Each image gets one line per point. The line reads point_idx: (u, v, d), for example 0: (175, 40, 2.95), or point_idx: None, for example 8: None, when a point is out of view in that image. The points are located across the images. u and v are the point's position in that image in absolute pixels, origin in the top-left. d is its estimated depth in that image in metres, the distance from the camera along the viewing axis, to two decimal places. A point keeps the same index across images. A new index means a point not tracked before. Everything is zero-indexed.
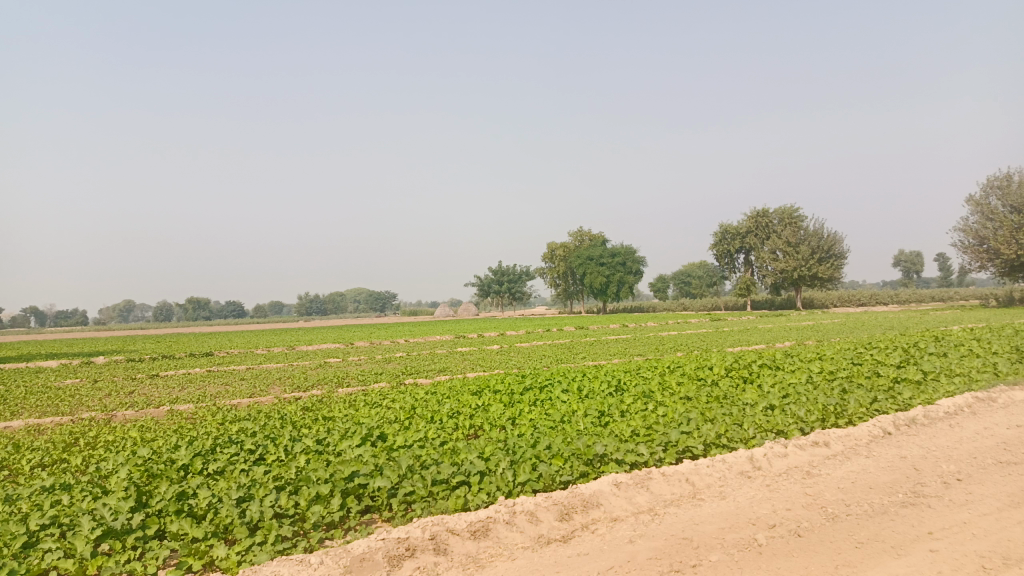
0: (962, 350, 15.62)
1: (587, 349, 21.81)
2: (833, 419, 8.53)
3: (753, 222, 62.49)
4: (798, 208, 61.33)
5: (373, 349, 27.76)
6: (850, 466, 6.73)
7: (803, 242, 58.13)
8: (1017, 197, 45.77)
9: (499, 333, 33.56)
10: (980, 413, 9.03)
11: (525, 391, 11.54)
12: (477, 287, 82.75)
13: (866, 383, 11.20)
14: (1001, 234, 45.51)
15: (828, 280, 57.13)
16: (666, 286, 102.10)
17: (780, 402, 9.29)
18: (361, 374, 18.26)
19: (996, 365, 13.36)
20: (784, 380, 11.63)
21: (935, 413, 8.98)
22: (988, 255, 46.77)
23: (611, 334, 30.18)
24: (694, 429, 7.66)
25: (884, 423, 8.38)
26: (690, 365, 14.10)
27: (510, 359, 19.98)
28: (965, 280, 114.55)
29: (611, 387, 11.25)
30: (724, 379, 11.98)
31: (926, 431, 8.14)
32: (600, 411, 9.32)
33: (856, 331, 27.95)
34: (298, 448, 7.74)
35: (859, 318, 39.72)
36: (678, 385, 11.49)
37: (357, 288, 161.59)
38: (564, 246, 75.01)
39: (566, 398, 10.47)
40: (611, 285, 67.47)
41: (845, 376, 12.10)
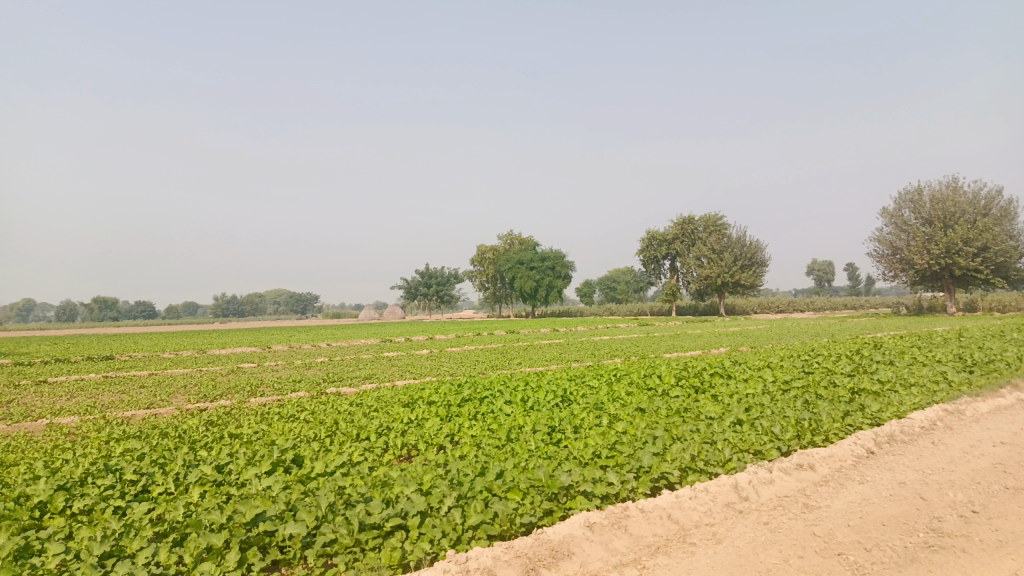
0: (907, 358, 15.24)
1: (522, 354, 20.70)
2: (810, 436, 7.66)
3: (680, 228, 62.85)
4: (722, 216, 62.10)
5: (292, 354, 25.91)
6: (847, 495, 5.84)
7: (726, 249, 58.90)
8: (929, 210, 47.32)
9: (427, 337, 32.14)
10: (957, 429, 8.39)
11: (462, 403, 10.29)
12: (403, 289, 80.68)
13: (827, 395, 10.41)
14: (914, 245, 47.08)
15: (750, 287, 58.06)
16: (592, 291, 102.68)
17: (747, 416, 8.36)
18: (278, 382, 16.63)
19: (946, 374, 12.90)
20: (741, 390, 10.79)
21: (910, 429, 8.29)
22: (901, 265, 48.33)
23: (543, 340, 29.09)
24: (664, 450, 6.63)
25: (865, 442, 7.60)
26: (637, 372, 13.15)
27: (440, 365, 18.72)
28: (871, 289, 119.73)
29: (557, 397, 10.16)
30: (678, 387, 11.04)
31: (911, 450, 7.38)
32: (550, 427, 8.20)
33: (787, 337, 27.95)
34: (191, 478, 6.33)
35: (783, 325, 40.13)
36: (629, 396, 10.48)
37: (278, 290, 156.52)
38: (493, 249, 73.82)
39: (510, 411, 9.30)
40: (541, 289, 66.76)
41: (802, 386, 11.39)
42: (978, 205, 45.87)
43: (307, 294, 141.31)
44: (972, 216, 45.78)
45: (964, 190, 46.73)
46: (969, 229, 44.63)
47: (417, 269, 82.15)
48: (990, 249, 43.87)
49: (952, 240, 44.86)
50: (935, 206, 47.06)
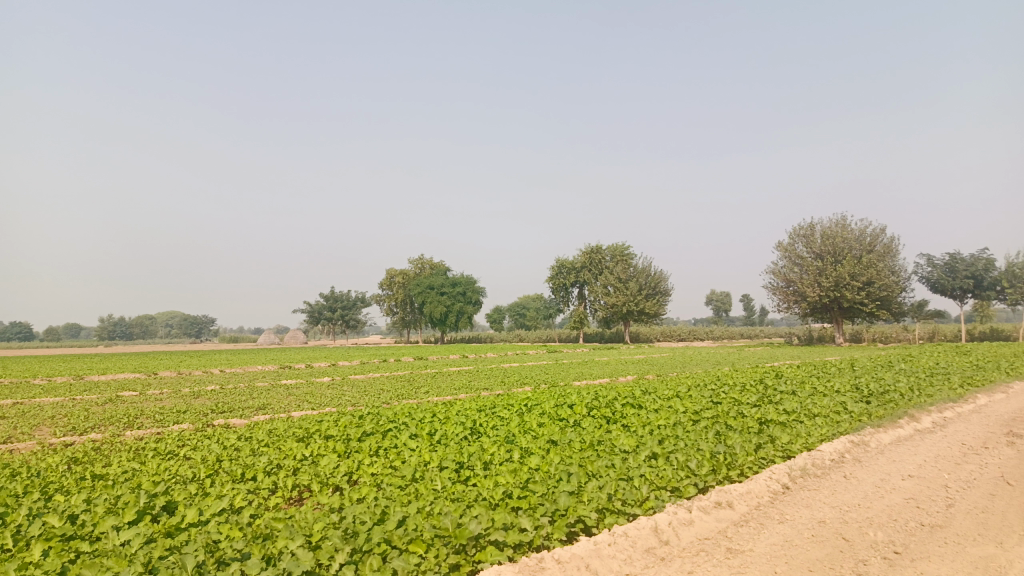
0: (809, 388, 15.52)
1: (429, 383, 19.94)
2: (725, 471, 7.37)
3: (587, 257, 63.74)
4: (629, 246, 63.49)
5: (180, 381, 24.06)
6: (769, 536, 5.56)
7: (632, 278, 60.07)
8: (819, 245, 49.88)
9: (330, 364, 30.74)
10: (865, 462, 8.40)
11: (362, 437, 9.53)
12: (306, 313, 77.92)
13: (737, 426, 10.26)
14: (807, 278, 49.36)
15: (654, 316, 59.38)
16: (502, 318, 102.73)
17: (662, 448, 7.88)
18: (160, 413, 15.20)
19: (847, 404, 13.14)
20: (652, 419, 10.51)
21: (821, 463, 8.22)
22: (794, 297, 50.50)
23: (451, 367, 28.41)
24: (579, 489, 6.17)
25: (780, 476, 7.43)
26: (547, 402, 12.70)
27: (342, 394, 17.70)
28: (764, 320, 125.45)
29: (466, 430, 9.59)
30: (590, 418, 10.63)
31: (824, 484, 7.26)
32: (458, 463, 7.63)
33: (690, 366, 28.38)
34: (35, 532, 5.39)
35: (686, 353, 40.96)
36: (540, 428, 10.03)
37: (171, 313, 148.59)
38: (402, 273, 72.50)
39: (416, 445, 8.67)
40: (450, 315, 66.01)
41: (712, 416, 11.24)
42: (862, 242, 48.78)
43: (203, 317, 134.77)
44: (858, 252, 48.61)
45: (850, 228, 49.63)
46: (855, 265, 47.33)
47: (321, 292, 79.67)
48: (874, 283, 46.66)
49: (840, 274, 47.41)
50: (825, 241, 49.59)
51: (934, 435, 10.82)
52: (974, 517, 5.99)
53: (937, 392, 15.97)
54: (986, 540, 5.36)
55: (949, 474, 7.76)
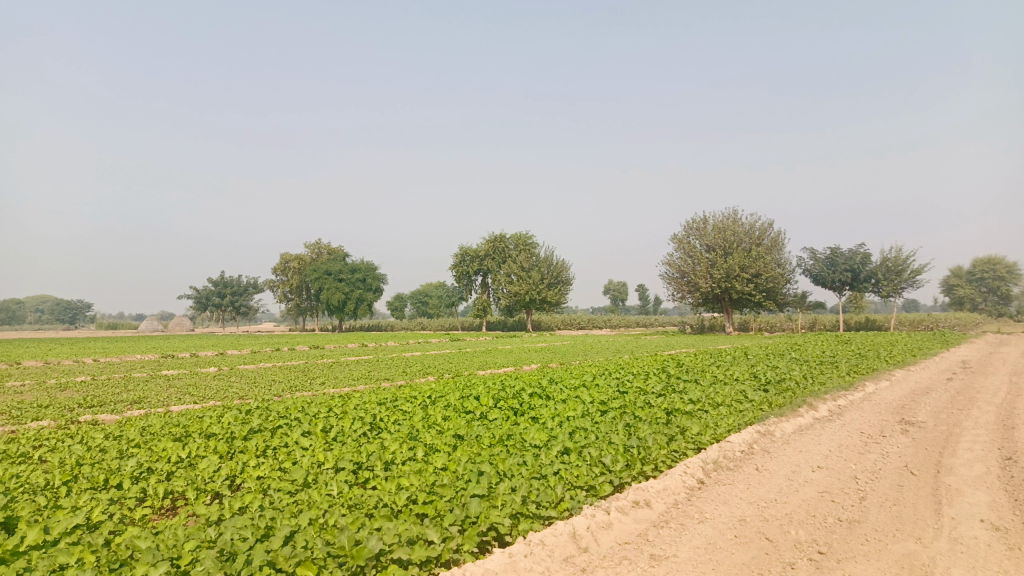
0: (710, 377, 15.65)
1: (325, 373, 18.93)
2: (640, 466, 6.92)
3: (491, 246, 63.34)
4: (532, 235, 63.58)
5: (45, 373, 21.86)
6: (691, 539, 5.25)
7: (534, 267, 60.26)
8: (711, 238, 51.52)
9: (217, 353, 28.90)
10: (774, 453, 8.34)
11: (248, 436, 8.65)
12: (193, 300, 73.70)
13: (646, 416, 9.83)
14: (699, 269, 50.81)
15: (555, 305, 59.90)
16: (402, 306, 101.19)
17: (574, 442, 7.41)
18: (18, 407, 13.57)
19: (747, 393, 13.26)
20: (559, 409, 10.06)
21: (732, 455, 8.06)
22: (688, 288, 51.92)
23: (350, 356, 27.28)
24: (490, 492, 5.65)
25: (695, 470, 7.19)
26: (450, 393, 12.08)
27: (230, 385, 16.48)
28: (659, 309, 129.75)
29: (364, 426, 8.87)
30: (497, 410, 10.13)
31: (738, 478, 7.08)
32: (354, 465, 6.94)
33: (592, 354, 28.55)
34: None
35: (586, 341, 41.37)
36: (445, 422, 9.42)
37: (42, 298, 137.61)
38: (298, 257, 69.77)
39: (308, 444, 7.92)
40: (349, 302, 64.17)
41: (620, 404, 10.92)
42: (752, 235, 50.87)
43: (79, 303, 125.61)
44: (747, 245, 50.63)
45: (741, 222, 51.60)
46: (744, 257, 49.22)
47: (210, 277, 75.59)
48: (761, 275, 48.75)
49: (730, 266, 49.14)
50: (717, 235, 51.28)
51: (832, 424, 11.01)
52: (887, 510, 5.92)
53: (828, 380, 16.54)
54: (905, 535, 5.25)
55: (855, 464, 7.79)
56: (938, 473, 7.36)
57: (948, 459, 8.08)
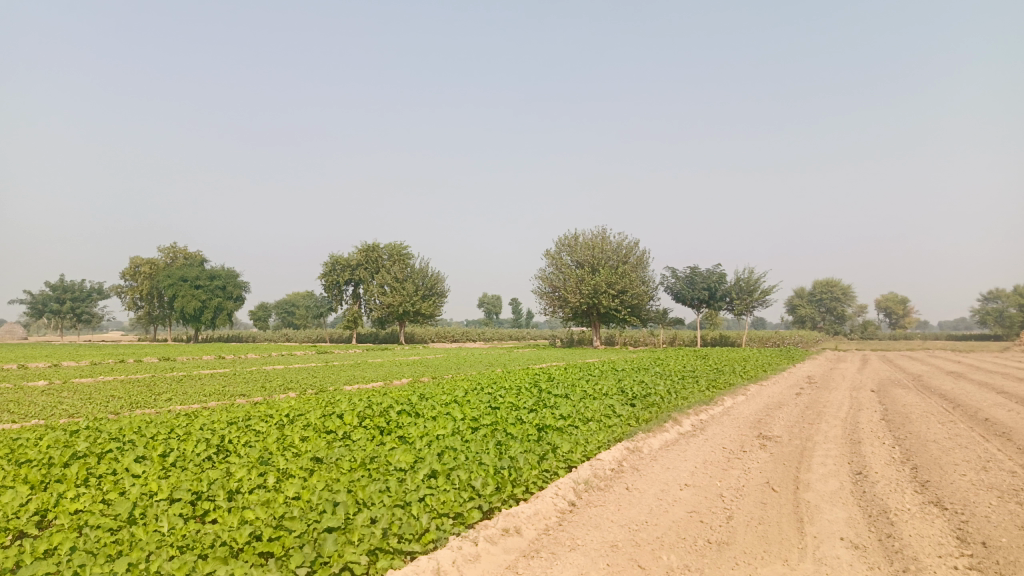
0: (580, 391, 15.60)
1: (173, 388, 17.35)
2: (510, 489, 6.54)
3: (363, 255, 61.77)
4: (406, 246, 62.63)
5: None
6: (562, 570, 4.96)
7: (407, 279, 59.35)
8: (581, 254, 52.75)
9: (49, 365, 26.02)
10: (644, 471, 8.25)
11: (69, 462, 7.56)
12: (26, 305, 66.79)
13: (518, 433, 9.16)
14: (570, 284, 51.72)
15: (428, 317, 59.26)
16: (267, 316, 96.79)
17: (442, 464, 6.94)
18: None
19: (617, 406, 13.23)
20: (427, 428, 9.51)
21: (603, 474, 7.89)
22: (559, 302, 52.72)
23: (204, 369, 25.39)
24: (346, 525, 5.11)
25: (566, 491, 6.92)
26: (311, 411, 11.23)
27: (60, 401, 14.71)
28: (531, 323, 131.61)
29: (210, 450, 7.99)
30: (361, 429, 9.47)
31: (609, 499, 6.90)
32: (193, 496, 6.14)
33: (463, 368, 28.19)
34: None
35: (458, 354, 40.90)
36: (302, 444, 8.68)
37: None
38: (151, 262, 65.04)
39: (142, 471, 7.00)
40: (207, 311, 60.50)
41: (491, 419, 10.49)
42: (619, 253, 52.62)
43: None
44: (614, 263, 52.30)
45: (609, 240, 53.25)
46: (611, 274, 50.77)
47: (48, 280, 68.92)
48: (627, 292, 50.54)
49: (598, 282, 50.46)
50: (587, 251, 52.54)
51: (697, 439, 11.19)
52: (754, 530, 5.92)
53: (690, 395, 17.02)
54: (773, 558, 5.21)
55: (721, 481, 7.83)
56: (798, 489, 7.52)
57: (806, 474, 8.32)
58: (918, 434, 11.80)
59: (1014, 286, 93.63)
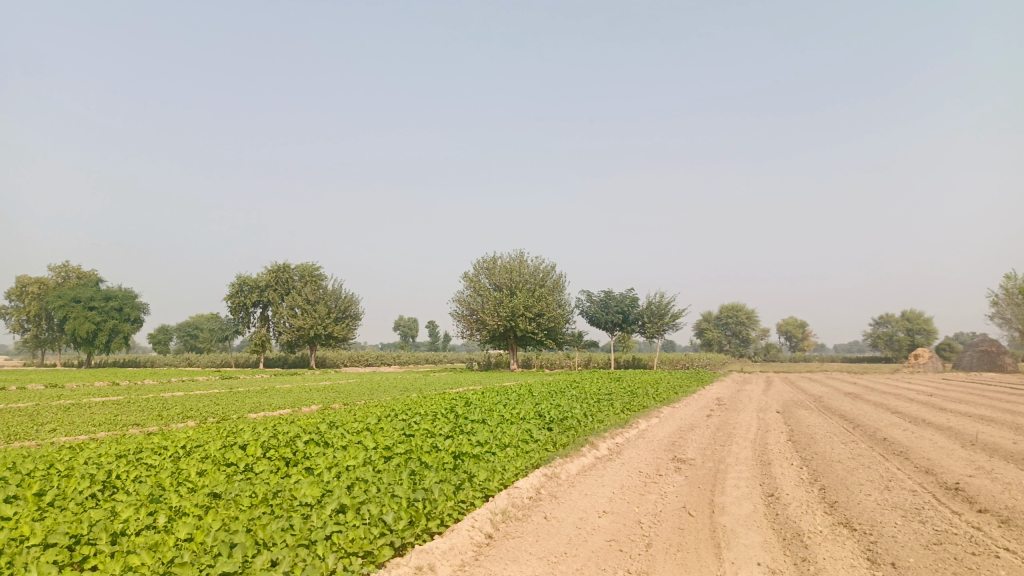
0: (497, 416, 15.32)
1: (58, 417, 16.00)
2: (425, 523, 6.23)
3: (273, 276, 59.81)
4: (318, 267, 61.10)
5: None
6: None
7: (320, 301, 57.80)
8: (499, 278, 52.73)
9: None
10: (561, 498, 8.10)
11: None
12: None
13: (433, 462, 8.81)
14: (487, 307, 51.52)
15: (341, 340, 57.87)
16: (168, 340, 92.19)
17: (352, 498, 6.56)
18: None
19: (534, 431, 13.02)
20: (336, 459, 9.04)
21: (521, 503, 7.67)
22: (476, 325, 52.34)
23: (96, 396, 23.65)
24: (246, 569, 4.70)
25: (483, 522, 6.65)
26: (211, 442, 10.51)
27: None
28: (447, 346, 130.72)
29: (95, 488, 7.32)
30: (265, 461, 8.93)
31: (527, 530, 6.68)
32: (72, 542, 5.55)
33: (377, 392, 27.46)
34: None
35: (372, 379, 39.88)
36: (199, 479, 8.06)
37: None
38: (40, 282, 60.89)
39: (14, 513, 6.31)
40: (102, 334, 57.06)
41: (404, 447, 10.09)
42: (536, 277, 53.02)
43: None
44: (531, 286, 52.62)
45: (527, 263, 53.54)
46: (528, 297, 51.00)
47: None
48: (543, 315, 50.93)
49: (515, 305, 50.55)
50: (505, 274, 52.59)
51: (613, 464, 11.16)
52: (673, 558, 5.83)
53: (606, 419, 17.04)
54: None
55: (637, 507, 7.75)
56: (713, 513, 7.52)
57: (720, 497, 8.36)
58: (823, 454, 12.18)
59: (902, 311, 100.12)
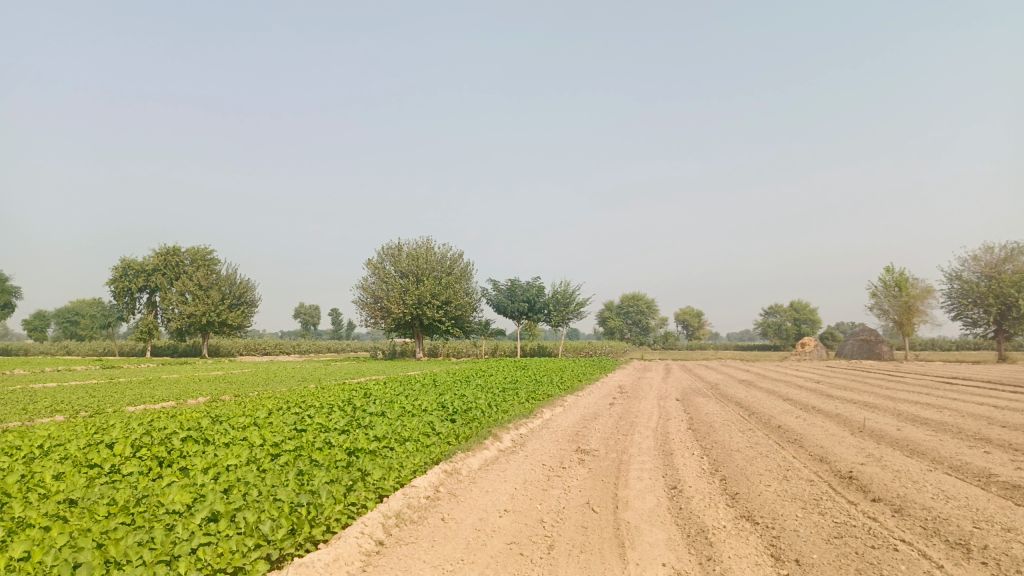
0: (396, 408, 14.64)
1: None
2: (308, 531, 5.67)
3: (161, 259, 56.55)
4: (211, 251, 58.25)
5: None
6: None
7: (213, 286, 55.00)
8: (405, 265, 51.62)
9: None
10: (461, 497, 7.67)
11: None
12: None
13: (324, 460, 8.19)
14: (392, 295, 50.24)
15: (236, 328, 55.40)
16: (46, 327, 85.82)
17: (226, 505, 5.91)
18: None
19: (437, 423, 12.49)
20: (216, 458, 8.25)
21: (417, 504, 7.20)
22: (381, 313, 50.84)
23: None
24: None
25: (373, 529, 6.14)
26: (75, 441, 9.43)
27: None
28: (350, 334, 128.13)
29: None
30: (134, 462, 8.07)
31: (423, 534, 6.22)
32: None
33: (273, 383, 26.15)
34: None
35: (269, 369, 38.18)
36: (53, 484, 7.13)
37: None
38: None
39: None
40: None
41: (293, 443, 9.35)
42: (443, 265, 52.43)
43: None
44: (438, 274, 52.00)
45: (433, 251, 52.74)
46: (435, 285, 50.35)
47: None
48: (450, 303, 50.52)
49: (422, 293, 49.77)
50: (411, 262, 51.53)
51: (516, 456, 10.82)
52: (575, 560, 5.52)
53: (511, 409, 16.71)
54: None
55: (539, 505, 7.42)
56: (617, 508, 7.28)
57: (624, 491, 8.16)
58: (722, 443, 12.30)
59: (790, 302, 105.73)
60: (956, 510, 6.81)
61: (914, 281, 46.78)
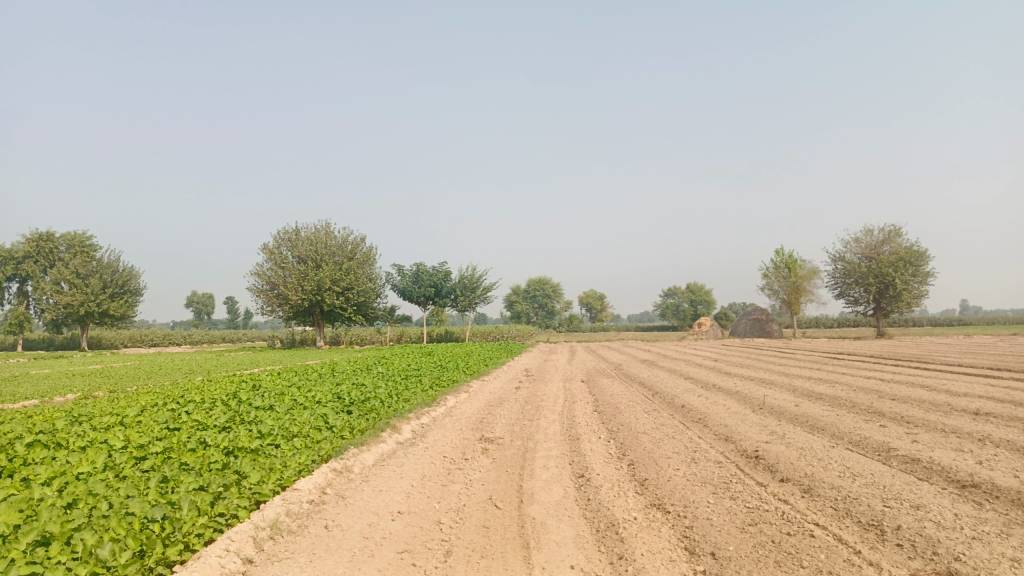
0: (288, 401, 13.62)
1: None
2: (162, 551, 4.84)
3: (33, 245, 52.19)
4: (90, 236, 54.25)
5: None
6: None
7: (92, 274, 51.02)
8: (303, 250, 49.45)
9: None
10: (349, 500, 6.94)
11: None
12: None
13: (194, 463, 7.26)
14: (289, 280, 47.97)
15: (119, 318, 51.73)
16: None
17: (64, 523, 4.98)
18: None
19: (331, 416, 11.61)
20: (65, 466, 7.14)
21: (298, 511, 6.42)
22: (278, 301, 48.35)
23: None
24: None
25: (241, 544, 5.36)
26: None
27: None
28: (247, 324, 122.60)
29: None
30: None
31: (302, 546, 5.50)
32: None
33: (157, 377, 24.25)
34: None
35: (155, 361, 35.69)
36: None
37: None
38: None
39: None
40: None
41: (162, 444, 8.32)
42: (344, 250, 50.79)
43: None
44: (339, 259, 50.33)
45: (333, 235, 50.95)
46: (336, 270, 48.71)
47: None
48: (352, 289, 49.05)
49: (322, 279, 47.89)
50: (310, 247, 49.41)
51: (415, 449, 10.14)
52: (473, 567, 4.95)
53: (412, 398, 15.96)
54: None
55: (437, 503, 6.81)
56: (522, 503, 6.75)
57: (528, 482, 7.65)
58: (629, 425, 12.06)
59: (687, 285, 109.20)
60: (865, 488, 6.67)
61: (803, 262, 48.98)
